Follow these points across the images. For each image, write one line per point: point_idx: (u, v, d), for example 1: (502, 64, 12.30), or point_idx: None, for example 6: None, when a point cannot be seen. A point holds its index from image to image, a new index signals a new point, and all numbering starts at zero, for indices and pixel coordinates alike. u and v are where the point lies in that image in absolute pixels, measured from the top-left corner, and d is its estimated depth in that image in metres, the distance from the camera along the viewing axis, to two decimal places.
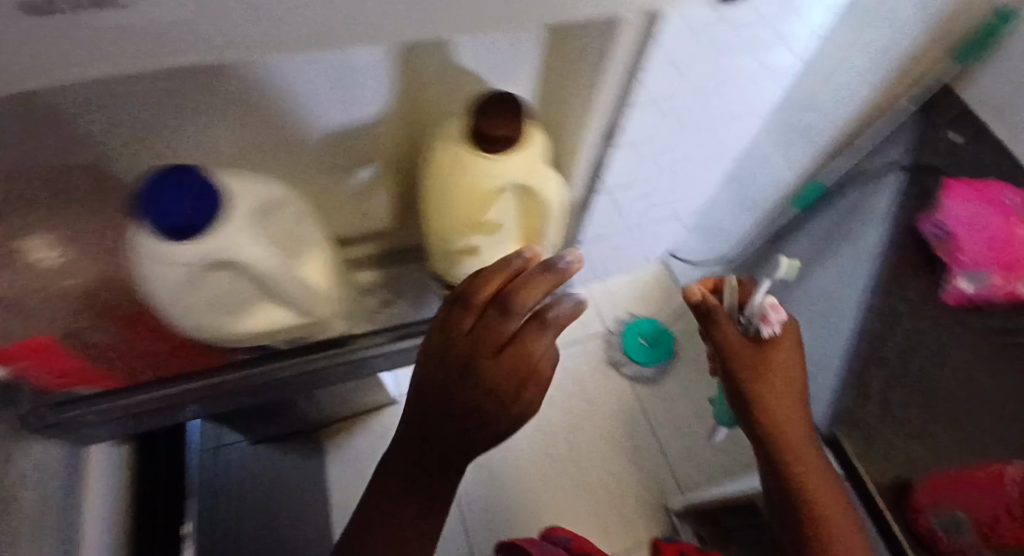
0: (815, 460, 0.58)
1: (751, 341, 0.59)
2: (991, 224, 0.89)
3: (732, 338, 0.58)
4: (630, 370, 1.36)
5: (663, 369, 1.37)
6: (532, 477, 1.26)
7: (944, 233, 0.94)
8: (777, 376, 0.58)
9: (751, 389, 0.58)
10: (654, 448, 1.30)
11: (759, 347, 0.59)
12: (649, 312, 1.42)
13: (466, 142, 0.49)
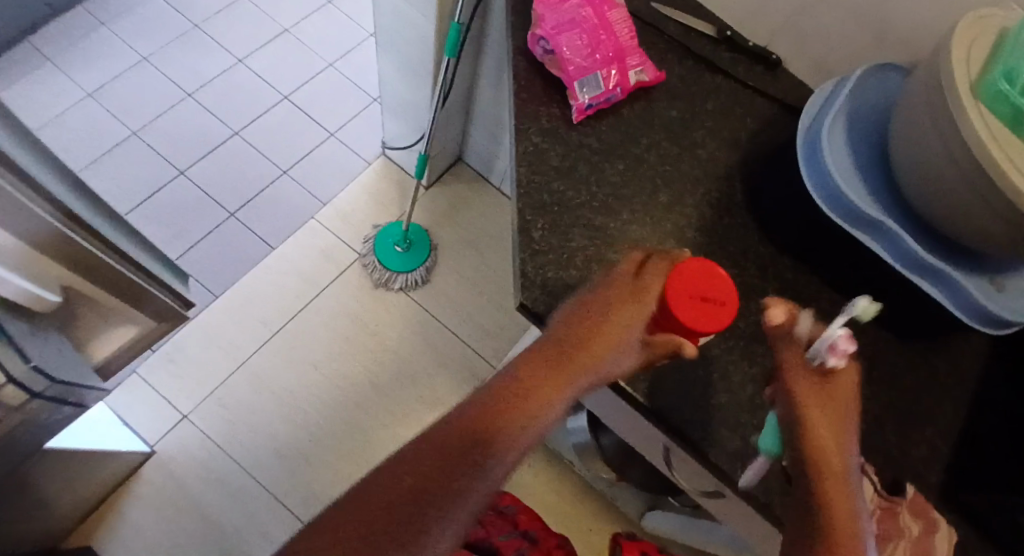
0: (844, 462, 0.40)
1: (816, 373, 0.42)
2: (583, 19, 0.61)
3: (797, 360, 0.43)
4: (398, 283, 1.26)
5: (429, 266, 1.29)
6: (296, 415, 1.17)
7: (551, 57, 0.61)
8: (832, 402, 0.42)
9: (800, 408, 0.42)
10: (454, 343, 1.26)
11: (828, 384, 0.42)
12: (394, 216, 1.32)
13: None
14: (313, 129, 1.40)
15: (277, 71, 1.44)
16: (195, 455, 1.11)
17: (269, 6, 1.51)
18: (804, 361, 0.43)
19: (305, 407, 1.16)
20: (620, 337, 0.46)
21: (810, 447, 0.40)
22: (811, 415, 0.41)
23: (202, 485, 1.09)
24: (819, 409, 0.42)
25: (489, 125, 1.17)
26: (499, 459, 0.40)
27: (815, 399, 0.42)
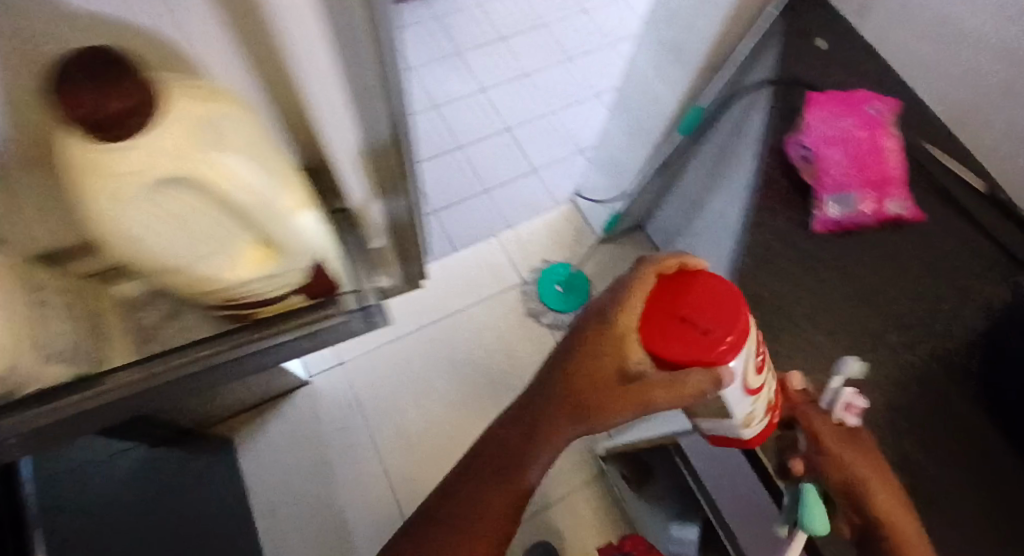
0: (901, 510, 0.46)
1: (839, 429, 0.49)
2: (854, 139, 0.65)
3: (823, 422, 0.50)
4: (548, 319, 1.32)
5: None
6: (418, 400, 1.24)
7: (809, 164, 0.65)
8: (864, 451, 0.48)
9: (859, 477, 0.46)
10: None
11: (852, 435, 0.49)
12: (565, 257, 1.38)
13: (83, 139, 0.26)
14: (523, 160, 1.53)
15: (520, 104, 1.60)
16: (334, 402, 1.22)
17: (532, 44, 1.68)
18: (826, 417, 0.50)
19: (431, 392, 1.25)
20: (621, 381, 0.42)
21: (868, 503, 0.46)
22: (860, 468, 0.47)
23: (330, 431, 1.20)
24: (862, 460, 0.47)
25: (685, 206, 1.15)
26: (539, 462, 0.50)
27: (847, 452, 0.48)
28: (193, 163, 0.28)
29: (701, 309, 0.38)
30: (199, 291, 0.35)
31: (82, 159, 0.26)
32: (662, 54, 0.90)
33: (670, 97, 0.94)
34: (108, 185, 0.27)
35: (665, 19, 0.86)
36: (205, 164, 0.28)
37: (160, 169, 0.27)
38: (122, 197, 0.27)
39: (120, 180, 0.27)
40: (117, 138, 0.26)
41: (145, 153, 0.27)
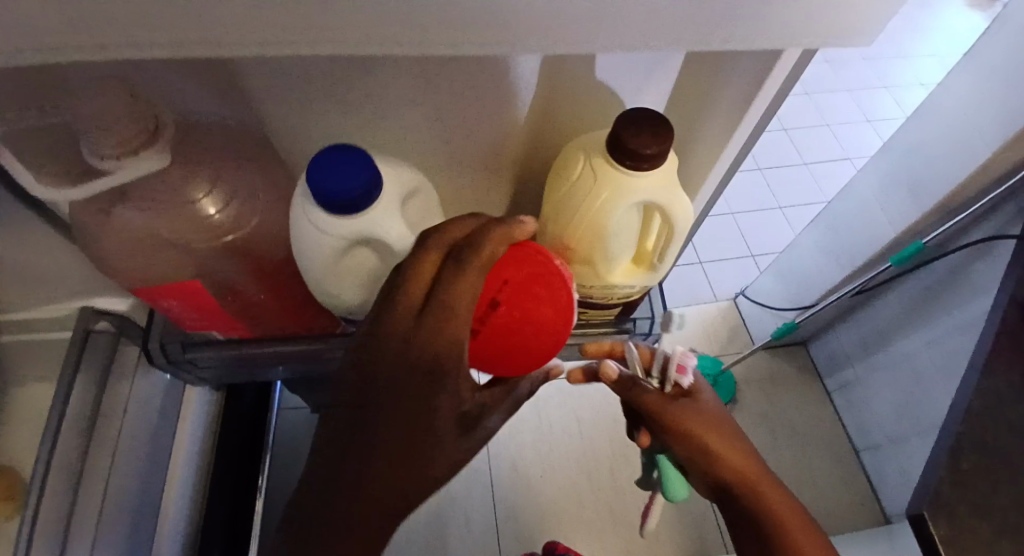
0: (766, 473, 0.48)
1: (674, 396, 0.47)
2: None
3: (654, 397, 0.46)
4: None
5: None
6: (533, 451, 1.20)
7: None
8: (708, 419, 0.47)
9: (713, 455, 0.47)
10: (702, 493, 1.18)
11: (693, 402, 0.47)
12: (713, 351, 1.31)
13: (602, 155, 0.39)
14: (690, 251, 1.43)
15: None
16: None
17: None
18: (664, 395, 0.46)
19: (552, 443, 1.21)
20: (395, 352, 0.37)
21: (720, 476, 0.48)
22: (716, 447, 0.47)
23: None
24: (707, 431, 0.47)
25: (867, 335, 1.13)
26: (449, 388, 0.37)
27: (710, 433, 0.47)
28: (668, 192, 0.39)
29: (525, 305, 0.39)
30: (582, 280, 0.45)
31: (617, 176, 0.38)
32: (891, 182, 0.90)
33: (887, 228, 0.92)
34: (620, 197, 0.39)
35: (908, 154, 0.86)
36: (674, 197, 0.40)
37: (644, 193, 0.39)
38: (620, 204, 0.39)
39: (629, 194, 0.39)
40: (643, 165, 0.37)
41: (651, 180, 0.38)
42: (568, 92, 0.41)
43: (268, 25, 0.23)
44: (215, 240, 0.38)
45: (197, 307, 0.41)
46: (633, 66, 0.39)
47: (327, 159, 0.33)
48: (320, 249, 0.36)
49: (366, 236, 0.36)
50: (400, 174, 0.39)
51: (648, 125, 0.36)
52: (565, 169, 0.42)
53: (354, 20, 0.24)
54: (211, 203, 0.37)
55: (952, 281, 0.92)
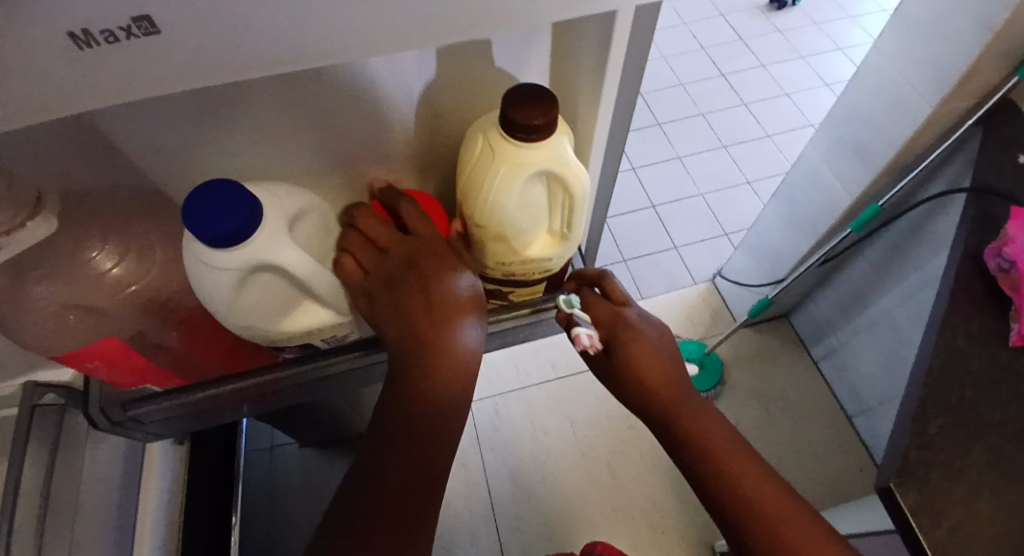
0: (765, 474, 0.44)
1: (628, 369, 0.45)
2: None
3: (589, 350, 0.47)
4: None
5: (714, 395, 1.22)
6: (530, 459, 1.19)
7: (1008, 276, 0.61)
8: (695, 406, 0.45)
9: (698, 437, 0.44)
10: None
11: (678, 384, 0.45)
12: (698, 334, 1.30)
13: (496, 130, 0.37)
14: (664, 237, 1.43)
15: (673, 182, 1.51)
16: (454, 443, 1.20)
17: (697, 125, 1.61)
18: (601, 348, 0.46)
19: (547, 449, 1.20)
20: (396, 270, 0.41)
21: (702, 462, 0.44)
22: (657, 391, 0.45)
23: None
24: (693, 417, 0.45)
25: (844, 299, 1.13)
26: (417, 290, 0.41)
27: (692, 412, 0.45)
28: (563, 162, 0.38)
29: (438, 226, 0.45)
30: (499, 260, 0.44)
31: (509, 149, 0.37)
32: (838, 147, 0.90)
33: (842, 194, 0.92)
34: (517, 171, 0.37)
35: (851, 119, 0.86)
36: (570, 164, 0.38)
37: (537, 161, 0.37)
38: (517, 178, 0.37)
39: (522, 165, 0.37)
40: (533, 136, 0.36)
41: (546, 151, 0.37)
42: (451, 88, 0.40)
43: (96, 88, 0.23)
44: (120, 296, 0.38)
45: (127, 367, 0.39)
46: (509, 52, 0.38)
47: (204, 196, 0.33)
48: (214, 268, 0.35)
49: (260, 264, 0.35)
50: (282, 198, 0.37)
51: (528, 96, 0.35)
52: (467, 158, 0.40)
53: (181, 67, 0.23)
54: (106, 259, 0.37)
55: (915, 235, 0.92)
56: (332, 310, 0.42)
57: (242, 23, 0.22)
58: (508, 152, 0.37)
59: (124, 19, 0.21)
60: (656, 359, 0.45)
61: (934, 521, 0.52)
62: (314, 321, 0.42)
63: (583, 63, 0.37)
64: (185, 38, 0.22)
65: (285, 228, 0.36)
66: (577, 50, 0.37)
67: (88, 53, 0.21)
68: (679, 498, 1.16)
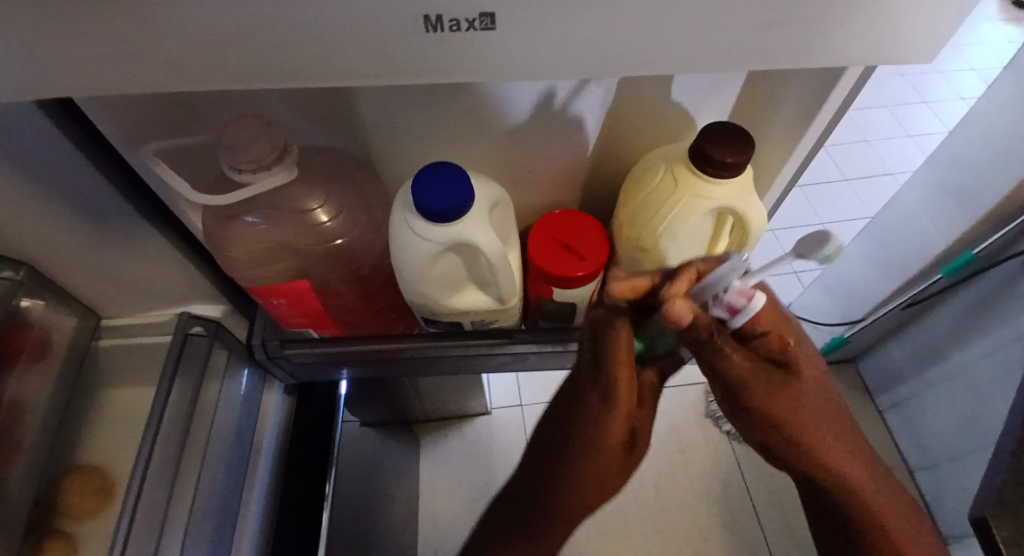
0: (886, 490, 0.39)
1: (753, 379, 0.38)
2: None
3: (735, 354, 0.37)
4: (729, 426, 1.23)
5: None
6: None
7: None
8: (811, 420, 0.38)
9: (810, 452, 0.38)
10: (749, 511, 1.17)
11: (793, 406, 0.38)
12: None
13: (684, 161, 0.36)
14: None
15: None
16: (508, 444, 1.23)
17: None
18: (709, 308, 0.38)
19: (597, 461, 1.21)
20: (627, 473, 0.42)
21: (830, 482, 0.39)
22: (813, 434, 0.38)
23: None
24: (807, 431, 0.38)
25: (920, 349, 1.11)
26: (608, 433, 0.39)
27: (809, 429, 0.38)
28: (747, 202, 0.36)
29: (575, 242, 0.44)
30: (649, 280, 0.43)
31: (693, 182, 0.36)
32: (940, 195, 0.90)
33: (936, 241, 0.92)
34: (698, 205, 0.36)
35: (957, 168, 0.86)
36: (751, 205, 0.36)
37: (722, 200, 0.36)
38: (695, 213, 0.36)
39: (705, 203, 0.36)
40: (722, 174, 0.34)
41: (732, 189, 0.35)
42: (641, 110, 0.41)
43: (401, 66, 0.26)
44: (323, 245, 0.42)
45: (302, 310, 0.43)
46: (695, 94, 0.40)
47: (426, 177, 0.33)
48: (415, 237, 0.34)
49: (460, 241, 0.35)
50: (487, 184, 0.37)
51: (729, 134, 0.34)
52: (642, 183, 0.39)
53: (473, 66, 0.26)
54: (324, 213, 0.41)
55: (1009, 290, 0.90)
56: (494, 298, 0.40)
57: (563, 34, 0.24)
58: (688, 194, 0.36)
59: (474, 10, 0.23)
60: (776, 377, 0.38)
61: None
62: (476, 302, 0.40)
63: (794, 101, 0.37)
64: (504, 39, 0.25)
65: (487, 211, 0.36)
66: (773, 90, 0.39)
67: (431, 34, 0.24)
68: (723, 527, 1.15)
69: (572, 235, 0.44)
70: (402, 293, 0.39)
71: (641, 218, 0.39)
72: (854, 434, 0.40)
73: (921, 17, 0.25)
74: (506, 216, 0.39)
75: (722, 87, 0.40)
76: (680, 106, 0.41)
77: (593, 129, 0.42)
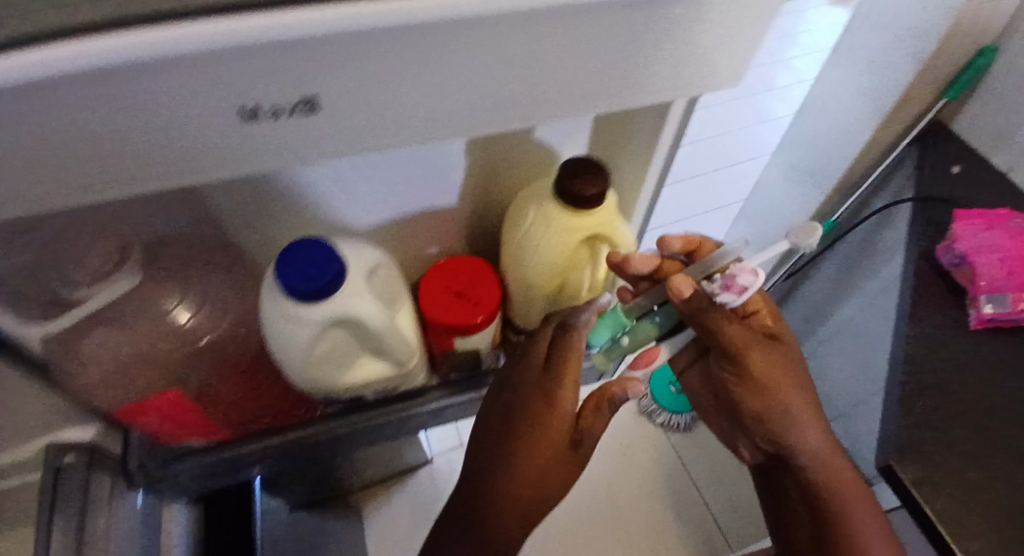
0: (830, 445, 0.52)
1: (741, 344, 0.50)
2: (1004, 248, 0.69)
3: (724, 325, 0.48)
4: (662, 418, 1.27)
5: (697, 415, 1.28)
6: None
7: (960, 271, 0.70)
8: (779, 379, 0.51)
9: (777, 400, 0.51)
10: (696, 496, 1.21)
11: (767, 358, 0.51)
12: None
13: (551, 197, 0.37)
14: None
15: None
16: None
17: None
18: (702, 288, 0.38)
19: None
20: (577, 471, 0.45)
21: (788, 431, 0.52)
22: (793, 407, 0.51)
23: None
24: (776, 386, 0.51)
25: (808, 312, 1.21)
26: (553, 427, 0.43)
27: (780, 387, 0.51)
28: (612, 226, 0.37)
29: (466, 291, 0.43)
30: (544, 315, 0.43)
31: (563, 216, 0.36)
32: (794, 174, 1.00)
33: (800, 215, 1.01)
34: (571, 236, 0.37)
35: (803, 149, 0.96)
36: (619, 229, 0.38)
37: (593, 228, 0.37)
38: (570, 244, 0.37)
39: (578, 234, 0.37)
40: (589, 205, 0.35)
41: (599, 217, 0.37)
42: (504, 147, 0.41)
43: (235, 159, 0.25)
44: (190, 347, 0.41)
45: (181, 422, 0.41)
46: (550, 135, 0.41)
47: (293, 257, 0.31)
48: (290, 321, 0.32)
49: (340, 319, 0.32)
50: (360, 249, 0.35)
51: (588, 168, 0.35)
52: (517, 222, 0.39)
53: (311, 144, 0.25)
54: (182, 312, 0.40)
55: (864, 249, 1.00)
56: (392, 365, 0.38)
57: (396, 103, 0.24)
58: (562, 228, 0.37)
59: (298, 93, 0.22)
60: (759, 352, 0.51)
61: (934, 493, 0.58)
62: (373, 373, 0.38)
63: (633, 142, 0.40)
64: (329, 120, 0.24)
65: (366, 281, 0.34)
66: (619, 130, 0.41)
67: (249, 123, 0.23)
68: (675, 519, 1.18)
69: (463, 283, 0.43)
70: (288, 379, 0.36)
71: (523, 260, 0.39)
72: (822, 414, 0.53)
73: (718, 52, 0.27)
74: (389, 280, 0.38)
75: (576, 129, 0.41)
76: (539, 147, 0.42)
77: (459, 177, 0.42)
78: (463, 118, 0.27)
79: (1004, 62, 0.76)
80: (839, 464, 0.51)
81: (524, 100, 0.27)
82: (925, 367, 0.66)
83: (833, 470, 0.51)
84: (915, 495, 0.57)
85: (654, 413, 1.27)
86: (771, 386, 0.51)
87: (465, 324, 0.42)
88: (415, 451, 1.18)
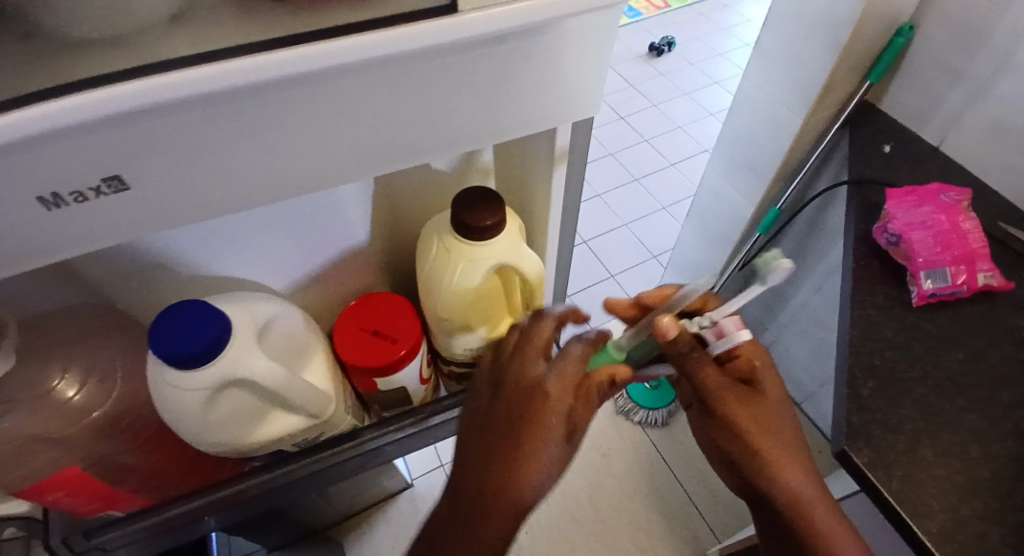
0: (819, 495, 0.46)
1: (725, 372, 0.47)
2: (935, 223, 0.70)
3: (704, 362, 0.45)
4: (638, 416, 1.27)
5: (672, 409, 1.28)
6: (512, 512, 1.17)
7: (897, 249, 0.71)
8: (759, 421, 0.46)
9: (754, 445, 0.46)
10: (678, 491, 1.21)
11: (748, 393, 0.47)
12: None
13: (451, 230, 0.37)
14: (600, 269, 1.49)
15: (600, 217, 1.60)
16: None
17: (608, 165, 1.73)
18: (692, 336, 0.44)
19: None
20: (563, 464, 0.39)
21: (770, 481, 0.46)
22: (770, 455, 0.46)
23: None
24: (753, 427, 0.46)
25: (768, 298, 1.22)
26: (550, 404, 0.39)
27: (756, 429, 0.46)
28: (518, 253, 0.37)
29: (383, 328, 0.42)
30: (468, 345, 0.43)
31: (463, 248, 0.36)
32: (735, 166, 1.01)
33: (747, 205, 1.02)
34: (475, 268, 0.36)
35: (741, 141, 0.97)
36: (524, 255, 0.37)
37: (495, 258, 0.36)
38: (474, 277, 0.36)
39: (480, 265, 0.36)
40: (487, 236, 0.35)
41: (501, 246, 0.36)
42: (408, 178, 0.41)
43: (102, 236, 0.27)
44: (83, 422, 0.38)
45: (89, 496, 0.38)
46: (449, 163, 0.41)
47: (165, 324, 0.30)
48: (179, 387, 0.30)
49: (230, 378, 0.31)
50: (250, 305, 0.34)
51: (480, 199, 0.35)
52: (422, 256, 0.39)
53: None
54: (68, 387, 0.37)
55: (813, 230, 1.01)
56: (304, 416, 0.37)
57: (226, 166, 0.26)
58: (464, 259, 0.36)
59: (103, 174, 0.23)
60: (734, 390, 0.46)
61: (887, 473, 0.58)
62: (286, 428, 0.36)
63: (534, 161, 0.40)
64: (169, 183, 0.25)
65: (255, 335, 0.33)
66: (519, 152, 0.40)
67: (52, 212, 0.24)
68: (659, 516, 1.18)
69: (382, 317, 0.42)
70: (192, 446, 0.34)
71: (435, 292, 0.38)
72: (808, 454, 0.47)
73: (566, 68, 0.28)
74: (289, 330, 0.36)
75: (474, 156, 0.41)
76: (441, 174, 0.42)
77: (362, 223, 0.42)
78: (317, 172, 0.29)
79: (919, 40, 0.78)
80: (828, 516, 0.46)
81: (370, 146, 0.29)
82: (871, 347, 0.66)
83: (821, 520, 0.46)
84: (870, 478, 0.57)
85: (630, 412, 1.27)
86: (749, 430, 0.46)
87: (386, 361, 0.41)
88: (391, 477, 1.16)
